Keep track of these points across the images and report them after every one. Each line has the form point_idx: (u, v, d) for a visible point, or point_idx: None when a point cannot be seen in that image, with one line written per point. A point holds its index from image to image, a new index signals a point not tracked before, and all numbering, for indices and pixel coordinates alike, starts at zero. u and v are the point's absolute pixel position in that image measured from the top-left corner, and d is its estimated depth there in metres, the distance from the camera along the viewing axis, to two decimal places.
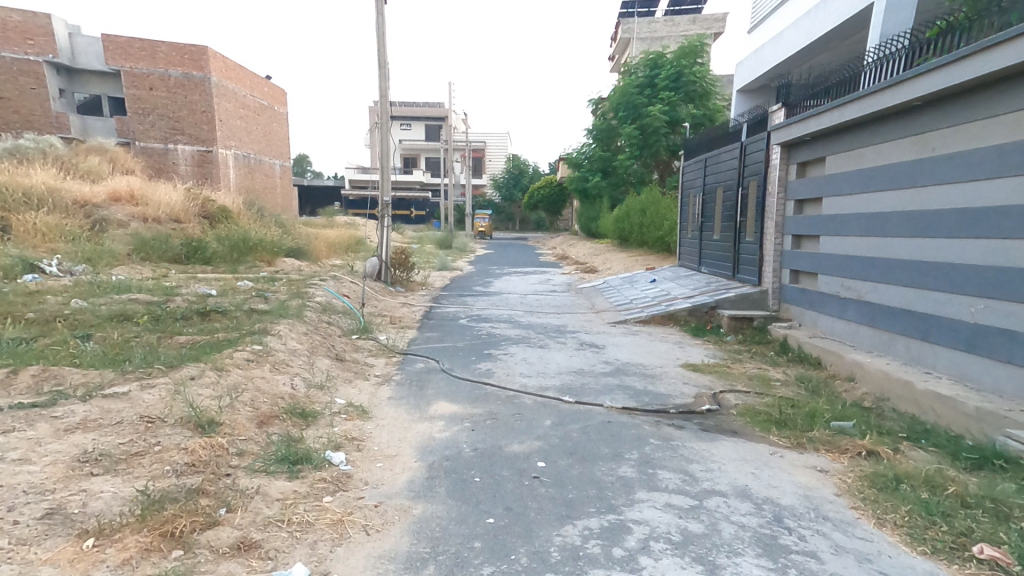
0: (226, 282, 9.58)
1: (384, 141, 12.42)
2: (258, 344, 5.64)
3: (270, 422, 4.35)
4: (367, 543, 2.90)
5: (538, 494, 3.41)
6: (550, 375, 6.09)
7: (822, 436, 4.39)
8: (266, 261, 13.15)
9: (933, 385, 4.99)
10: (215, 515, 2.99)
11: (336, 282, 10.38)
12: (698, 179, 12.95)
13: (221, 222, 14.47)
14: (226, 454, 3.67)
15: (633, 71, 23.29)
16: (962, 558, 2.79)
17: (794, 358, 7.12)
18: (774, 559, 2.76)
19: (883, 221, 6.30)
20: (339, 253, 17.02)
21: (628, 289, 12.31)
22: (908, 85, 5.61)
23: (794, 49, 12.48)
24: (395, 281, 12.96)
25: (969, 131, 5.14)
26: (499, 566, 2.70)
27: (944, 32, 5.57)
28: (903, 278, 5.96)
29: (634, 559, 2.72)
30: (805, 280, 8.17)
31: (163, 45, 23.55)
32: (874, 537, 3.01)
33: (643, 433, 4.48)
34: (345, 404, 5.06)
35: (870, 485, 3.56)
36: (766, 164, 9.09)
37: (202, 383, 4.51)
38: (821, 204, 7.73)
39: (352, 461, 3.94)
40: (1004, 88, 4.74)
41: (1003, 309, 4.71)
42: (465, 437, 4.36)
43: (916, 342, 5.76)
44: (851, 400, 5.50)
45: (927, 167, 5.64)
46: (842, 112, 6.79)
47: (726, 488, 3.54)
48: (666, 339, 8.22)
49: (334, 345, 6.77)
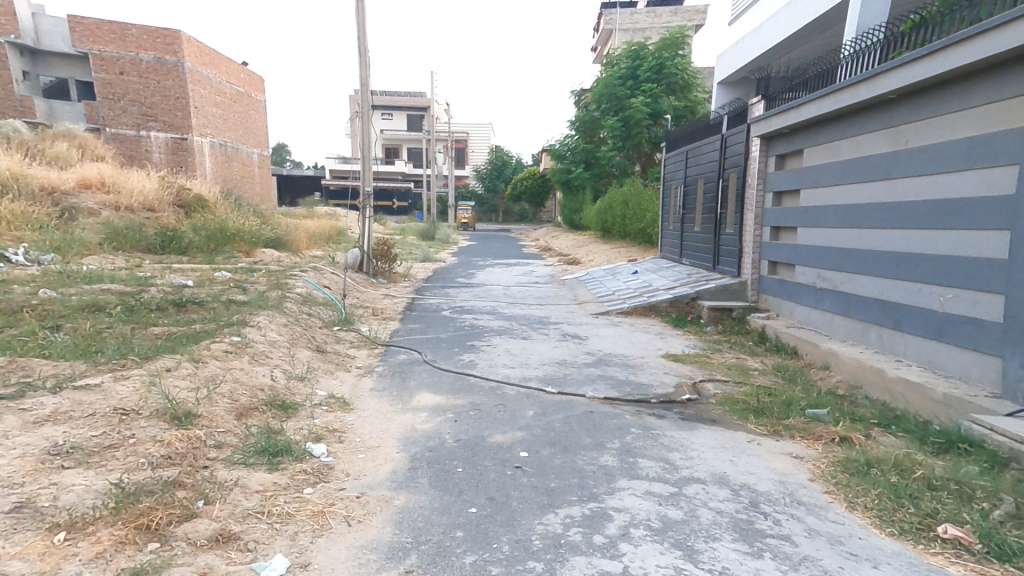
0: (202, 273, 9.41)
1: (364, 131, 12.17)
2: (238, 336, 5.57)
3: (249, 413, 4.31)
4: (349, 533, 2.90)
5: (520, 483, 3.44)
6: (533, 366, 6.12)
7: (798, 424, 4.49)
8: (244, 251, 12.95)
9: (903, 373, 5.13)
10: (192, 508, 2.96)
11: (316, 273, 10.27)
12: (678, 172, 13.07)
13: (197, 212, 14.25)
14: (204, 446, 3.63)
15: (615, 62, 23.32)
16: (927, 539, 2.89)
17: (772, 348, 7.26)
18: (750, 543, 2.82)
19: (858, 213, 6.42)
20: (318, 244, 16.85)
21: (610, 280, 12.41)
22: (883, 77, 5.70)
23: (774, 42, 12.58)
24: (377, 272, 12.86)
25: (941, 124, 5.25)
26: (482, 554, 2.71)
27: (919, 26, 5.64)
28: (877, 269, 6.09)
29: (615, 546, 2.76)
30: (783, 272, 8.31)
31: (133, 28, 22.89)
32: (845, 520, 3.10)
33: (625, 422, 4.53)
34: (327, 396, 5.03)
35: (843, 470, 3.65)
36: (746, 156, 9.20)
37: (179, 374, 4.43)
38: (799, 196, 7.83)
39: (334, 452, 3.92)
40: (973, 83, 4.86)
41: (970, 299, 4.85)
42: (448, 428, 4.37)
43: (889, 331, 5.90)
44: (826, 389, 5.64)
45: (901, 160, 5.75)
46: (820, 105, 6.87)
47: (705, 475, 3.61)
48: (649, 330, 8.31)
49: (315, 337, 6.70)
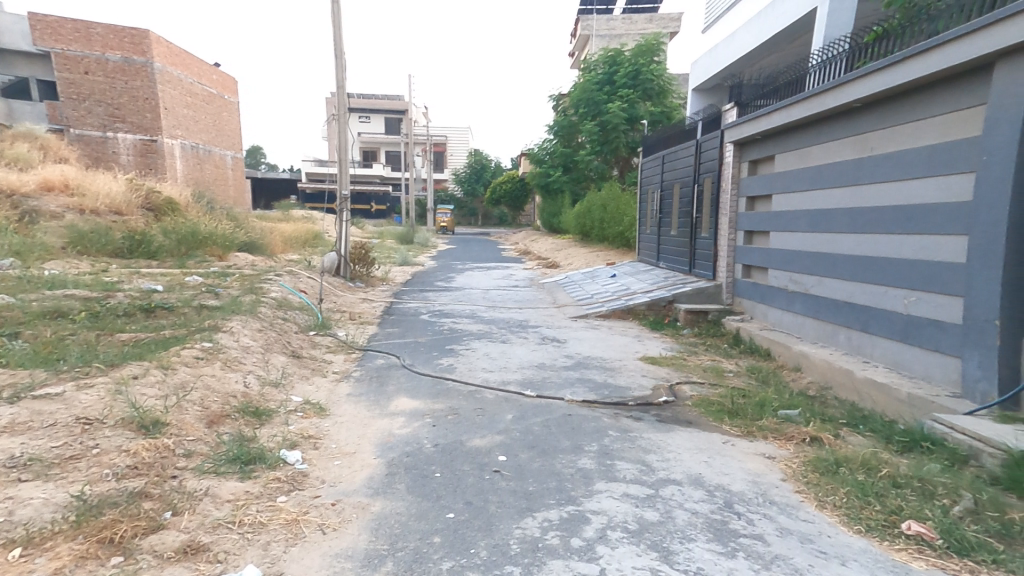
0: (173, 277, 9.19)
1: (341, 134, 12.06)
2: (209, 341, 5.46)
3: (220, 421, 4.22)
4: (324, 541, 2.86)
5: (499, 487, 3.43)
6: (511, 370, 6.12)
7: (770, 425, 4.58)
8: (217, 256, 12.65)
9: (871, 373, 5.28)
10: (159, 519, 2.89)
11: (292, 277, 10.13)
12: (655, 177, 13.26)
13: (167, 215, 13.96)
14: (173, 455, 3.54)
15: (592, 68, 23.63)
16: (892, 535, 2.96)
17: (746, 350, 7.40)
18: (724, 543, 2.87)
19: (827, 218, 6.58)
20: (294, 248, 16.59)
21: (589, 284, 12.50)
22: (850, 86, 5.87)
23: (745, 50, 12.83)
24: (355, 277, 12.74)
25: (904, 132, 5.42)
26: (459, 560, 2.70)
27: (882, 37, 5.84)
28: (845, 273, 6.25)
29: (591, 549, 2.77)
30: (756, 275, 8.47)
31: (98, 27, 22.28)
32: (815, 519, 3.16)
33: (603, 425, 4.56)
34: (301, 402, 4.96)
35: (813, 469, 3.73)
36: (720, 162, 9.37)
37: (146, 382, 4.32)
38: (771, 201, 8.00)
39: (309, 459, 3.87)
40: (933, 93, 5.03)
41: (932, 302, 5.00)
42: (426, 433, 4.34)
43: (857, 333, 6.06)
44: (798, 390, 5.77)
45: (867, 166, 5.91)
46: (790, 112, 7.04)
47: (680, 476, 3.65)
48: (627, 333, 8.38)
49: (290, 342, 6.60)
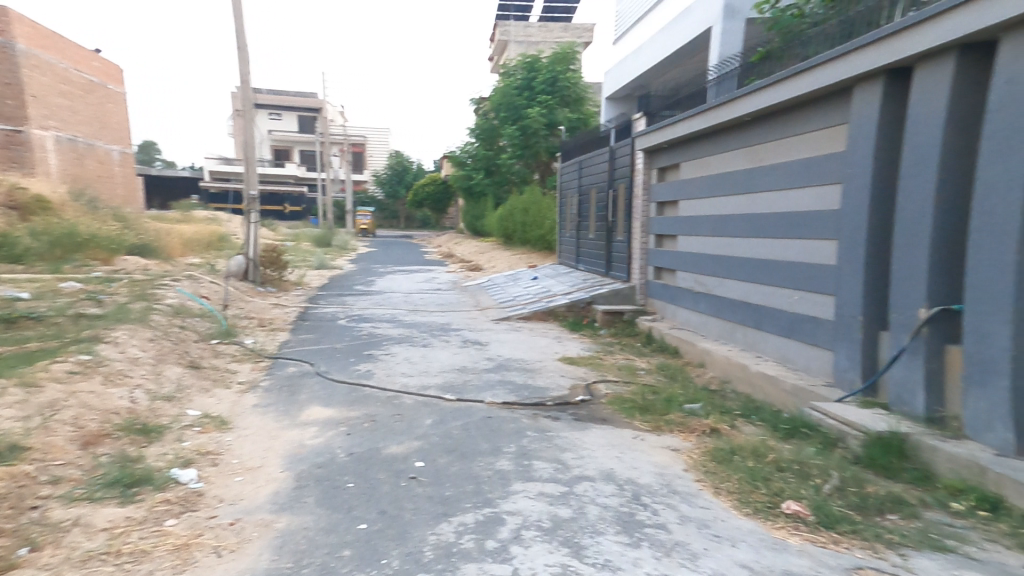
0: (44, 285, 8.28)
1: (246, 132, 11.60)
2: (87, 353, 5.00)
3: (99, 441, 3.89)
4: (217, 565, 2.69)
5: (415, 494, 3.40)
6: (432, 374, 6.09)
7: (676, 418, 4.89)
8: (100, 259, 11.72)
9: (762, 367, 5.83)
10: (12, 558, 2.64)
11: (192, 282, 9.48)
12: (573, 181, 13.69)
13: (36, 215, 12.42)
14: (35, 484, 3.24)
15: (511, 72, 23.95)
16: (773, 514, 3.26)
17: (658, 349, 7.85)
18: (630, 534, 3.00)
19: (724, 223, 7.10)
20: (194, 251, 15.64)
21: (512, 286, 12.60)
22: (741, 101, 6.41)
23: (651, 63, 13.58)
24: (265, 281, 12.25)
25: (785, 146, 6.02)
26: (370, 572, 2.63)
27: (767, 59, 6.44)
28: (740, 274, 6.79)
29: (505, 550, 2.80)
30: (665, 276, 8.99)
31: None
32: (711, 505, 3.39)
33: (521, 426, 4.64)
34: (199, 416, 4.69)
35: (711, 459, 4.03)
36: (632, 169, 9.84)
37: (3, 403, 3.87)
38: (678, 207, 8.49)
39: (205, 477, 3.66)
40: (808, 111, 5.66)
41: (811, 300, 5.60)
42: (340, 442, 4.22)
43: (751, 330, 6.61)
44: (702, 386, 6.24)
45: (755, 176, 6.48)
46: (692, 123, 7.55)
47: (594, 472, 3.78)
48: (547, 335, 8.60)
49: (188, 352, 6.17)
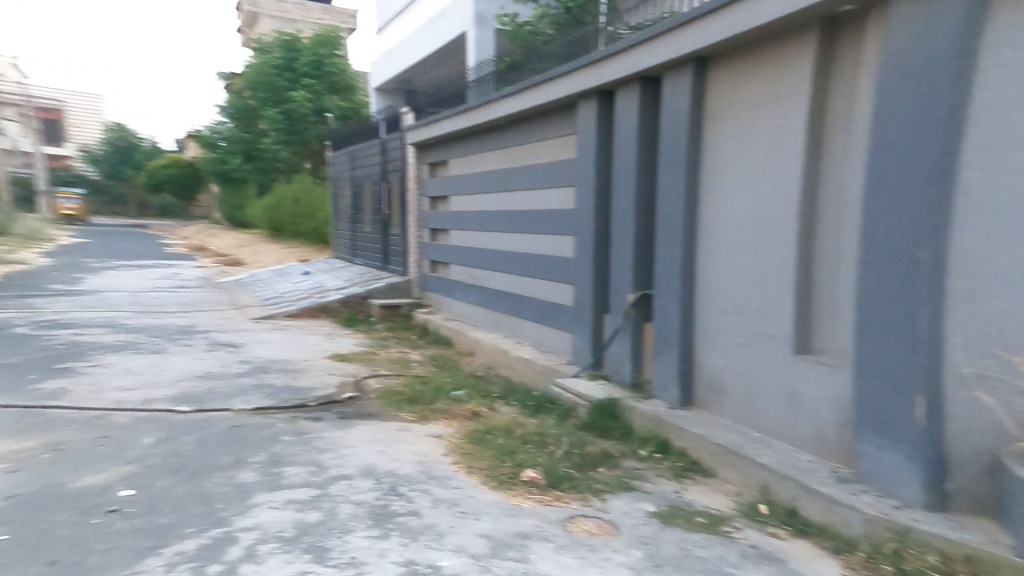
0: None
1: None
2: None
3: None
4: None
5: (112, 530, 3.14)
6: (162, 386, 5.68)
7: (442, 406, 5.36)
8: None
9: (520, 352, 6.67)
10: None
11: None
12: (343, 171, 13.99)
13: None
14: None
15: (268, 50, 23.11)
16: (515, 484, 3.83)
17: (431, 341, 8.43)
18: (381, 527, 3.19)
19: (489, 218, 7.77)
20: None
21: (278, 283, 12.07)
22: (501, 104, 7.13)
23: (414, 58, 14.58)
24: None
25: (535, 149, 6.97)
26: None
27: (513, 68, 7.31)
28: (500, 265, 7.56)
29: (234, 571, 2.78)
30: (440, 270, 9.55)
31: None
32: (463, 484, 3.81)
33: (275, 432, 4.59)
34: None
35: (470, 441, 4.50)
36: (403, 162, 10.37)
37: None
38: (450, 201, 9.02)
39: None
40: (549, 120, 6.68)
41: (554, 288, 6.54)
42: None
43: (512, 317, 7.39)
44: (470, 373, 6.84)
45: (512, 176, 7.27)
46: (462, 120, 8.11)
47: (353, 470, 3.93)
48: (317, 332, 8.60)
49: None
